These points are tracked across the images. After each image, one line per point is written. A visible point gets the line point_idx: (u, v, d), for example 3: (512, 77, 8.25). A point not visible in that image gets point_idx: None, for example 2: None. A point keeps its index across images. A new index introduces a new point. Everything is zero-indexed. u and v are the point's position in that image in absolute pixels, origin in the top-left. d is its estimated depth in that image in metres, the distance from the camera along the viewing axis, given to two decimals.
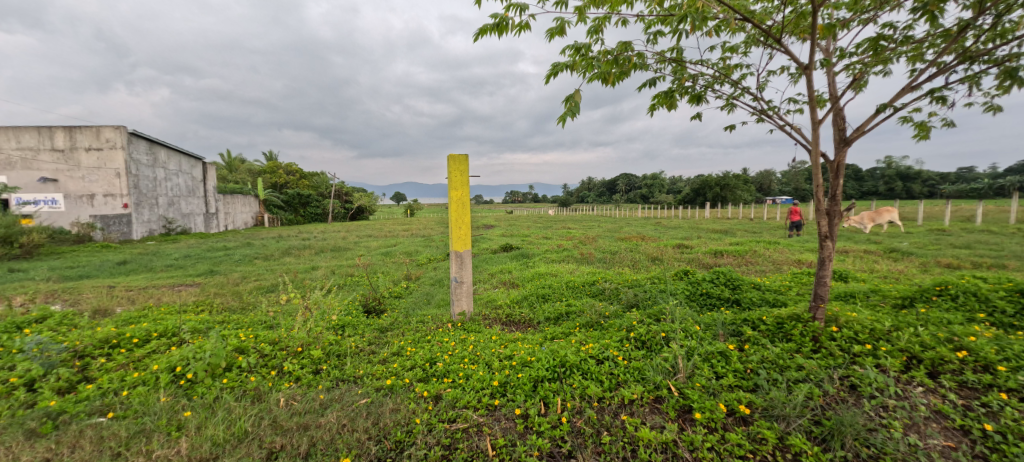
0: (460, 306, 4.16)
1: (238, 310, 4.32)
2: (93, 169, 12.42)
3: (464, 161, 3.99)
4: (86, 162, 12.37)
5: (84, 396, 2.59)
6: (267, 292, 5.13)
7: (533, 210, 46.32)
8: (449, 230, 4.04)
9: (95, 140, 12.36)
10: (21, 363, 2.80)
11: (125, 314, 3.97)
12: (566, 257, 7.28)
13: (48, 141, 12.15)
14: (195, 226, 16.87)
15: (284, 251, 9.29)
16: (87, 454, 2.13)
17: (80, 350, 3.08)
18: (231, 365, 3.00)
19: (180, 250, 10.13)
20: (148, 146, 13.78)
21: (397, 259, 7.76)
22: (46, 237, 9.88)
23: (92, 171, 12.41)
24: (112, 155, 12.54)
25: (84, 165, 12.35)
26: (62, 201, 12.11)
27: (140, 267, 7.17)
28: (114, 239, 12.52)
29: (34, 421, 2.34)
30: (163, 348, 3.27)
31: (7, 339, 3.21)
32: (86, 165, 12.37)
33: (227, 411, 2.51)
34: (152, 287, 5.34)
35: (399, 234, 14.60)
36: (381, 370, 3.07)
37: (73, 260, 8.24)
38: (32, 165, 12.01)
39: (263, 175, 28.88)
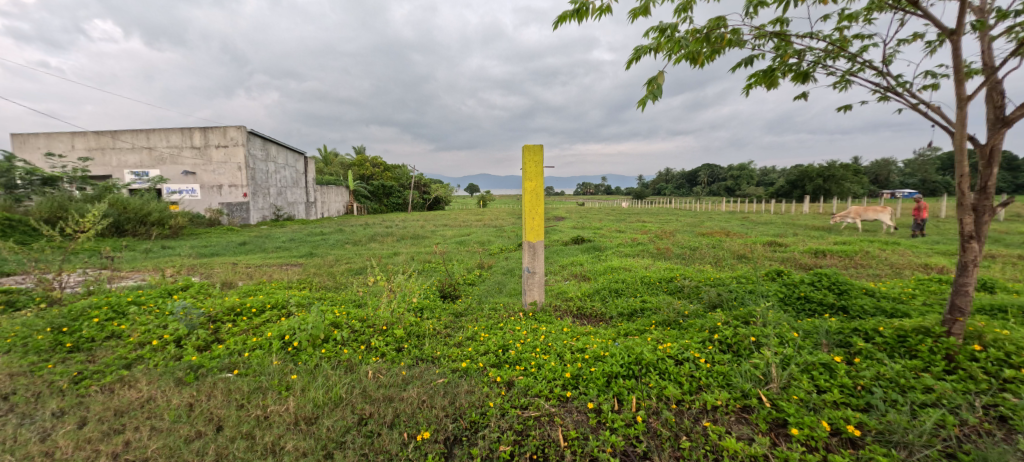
0: (531, 295, 4.17)
1: (333, 289, 4.80)
2: (221, 164, 14.63)
3: (539, 151, 3.96)
4: (216, 158, 14.60)
5: (217, 354, 3.08)
6: (356, 274, 5.63)
7: (605, 202, 44.98)
8: (523, 220, 4.05)
9: (222, 138, 14.51)
10: (172, 323, 3.41)
11: (245, 287, 4.61)
12: (640, 252, 6.97)
13: (189, 140, 14.49)
14: (297, 214, 19.11)
15: (371, 238, 10.10)
16: (220, 403, 2.55)
17: (213, 315, 3.65)
18: (328, 337, 3.34)
19: (286, 234, 11.56)
20: (261, 143, 15.84)
21: (471, 248, 8.02)
22: (187, 220, 11.88)
23: (220, 166, 14.62)
24: (235, 151, 14.60)
25: (214, 160, 14.60)
26: (198, 190, 14.59)
27: (255, 248, 8.28)
28: (237, 223, 14.59)
29: (183, 373, 2.86)
30: (275, 318, 3.74)
31: (163, 303, 3.95)
32: (216, 160, 14.60)
33: (325, 378, 2.81)
34: (265, 266, 6.14)
35: (472, 224, 15.11)
36: (456, 353, 3.20)
37: (207, 240, 9.80)
38: (177, 160, 14.47)
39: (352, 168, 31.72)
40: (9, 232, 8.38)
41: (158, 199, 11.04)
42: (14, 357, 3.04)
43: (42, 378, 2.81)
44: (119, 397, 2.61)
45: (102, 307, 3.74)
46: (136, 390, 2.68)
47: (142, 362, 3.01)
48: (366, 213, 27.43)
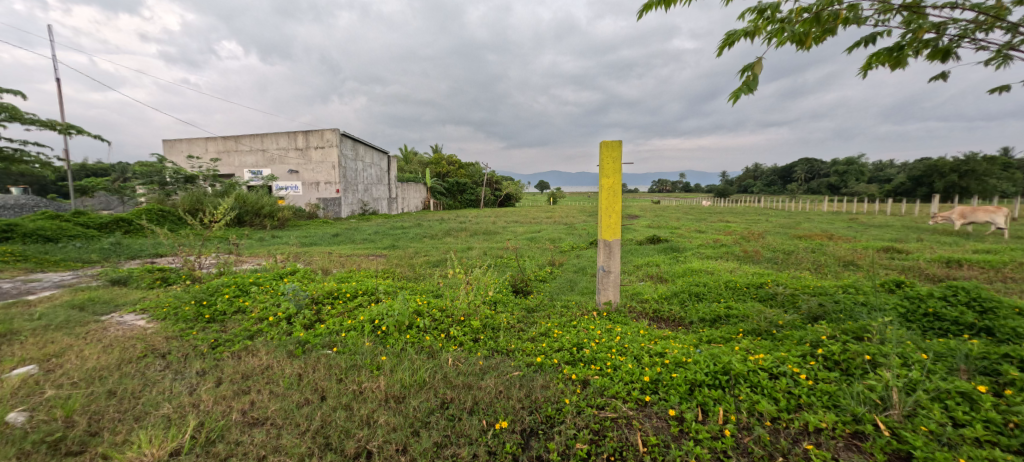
0: (605, 295, 4.08)
1: (414, 279, 5.14)
2: (319, 163, 16.36)
3: (617, 147, 3.85)
4: (315, 158, 16.35)
5: (319, 332, 3.47)
6: (433, 266, 5.95)
7: (681, 200, 42.37)
8: (598, 217, 3.97)
9: (320, 140, 16.19)
10: (284, 302, 3.91)
11: (339, 274, 5.13)
12: (724, 254, 6.47)
13: (293, 142, 16.37)
14: (380, 209, 20.71)
15: (446, 232, 10.61)
16: (322, 376, 2.88)
17: (316, 297, 4.12)
18: (412, 323, 3.59)
19: (370, 227, 12.59)
20: (351, 144, 17.40)
21: (541, 245, 8.06)
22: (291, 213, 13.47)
23: (318, 165, 16.36)
24: (330, 152, 16.23)
25: (313, 160, 16.37)
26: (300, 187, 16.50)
27: (346, 239, 9.14)
28: (331, 216, 16.22)
29: (294, 347, 3.28)
30: (365, 302, 4.11)
31: (276, 284, 4.54)
32: (315, 160, 16.36)
33: (410, 361, 3.02)
34: (355, 255, 6.76)
35: (542, 221, 15.15)
36: (530, 347, 3.25)
37: (307, 231, 11.04)
38: (283, 161, 16.48)
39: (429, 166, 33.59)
40: (163, 221, 10.23)
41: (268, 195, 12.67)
42: (170, 322, 3.71)
43: (189, 342, 3.39)
44: (245, 363, 3.07)
45: (230, 286, 4.39)
46: (257, 358, 3.13)
47: (261, 335, 3.50)
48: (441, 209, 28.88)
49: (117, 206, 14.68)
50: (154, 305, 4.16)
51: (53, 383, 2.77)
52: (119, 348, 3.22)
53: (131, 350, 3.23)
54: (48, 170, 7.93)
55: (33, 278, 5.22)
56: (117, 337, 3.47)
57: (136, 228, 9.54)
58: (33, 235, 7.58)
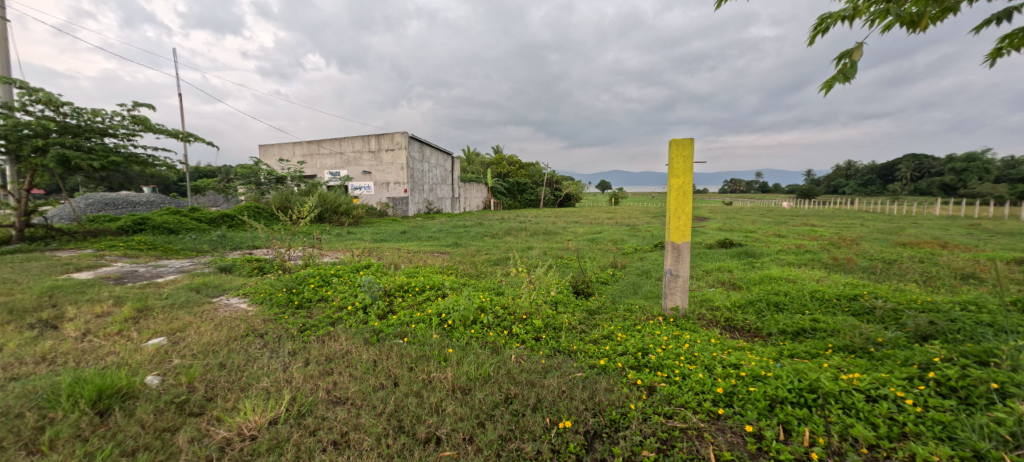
0: (673, 300, 3.91)
1: (476, 276, 5.30)
2: (389, 165, 17.45)
3: (689, 145, 3.67)
4: (386, 160, 17.48)
5: (392, 322, 3.72)
6: (495, 264, 6.10)
7: (755, 201, 39.15)
8: (667, 218, 3.82)
9: (391, 143, 17.25)
10: (360, 293, 4.25)
11: (408, 269, 5.44)
12: (810, 261, 5.88)
13: (366, 145, 17.64)
14: (444, 208, 21.59)
15: (506, 232, 10.78)
16: (395, 364, 3.09)
17: (388, 289, 4.42)
18: (476, 319, 3.72)
19: (435, 225, 13.16)
20: (419, 146, 18.34)
21: (603, 246, 7.90)
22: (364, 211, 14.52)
23: (389, 166, 17.46)
24: (400, 154, 17.24)
25: (385, 161, 17.51)
26: (372, 187, 17.76)
27: (413, 236, 9.67)
28: (400, 215, 17.27)
29: (370, 335, 3.55)
30: (433, 296, 4.33)
31: (353, 276, 4.94)
32: (386, 161, 17.49)
33: (475, 355, 3.14)
34: (421, 252, 7.13)
35: (603, 222, 14.83)
36: (593, 349, 3.22)
37: (377, 228, 11.82)
38: (358, 162, 17.84)
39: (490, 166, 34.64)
40: (259, 216, 11.55)
41: (344, 194, 13.76)
42: (266, 307, 4.19)
43: (282, 325, 3.81)
44: (328, 347, 3.38)
45: (315, 276, 4.86)
46: (339, 343, 3.43)
47: (341, 322, 3.84)
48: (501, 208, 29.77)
49: (224, 202, 16.80)
50: (253, 291, 4.72)
51: (179, 353, 3.27)
52: (227, 327, 3.71)
53: (236, 329, 3.69)
54: (172, 172, 9.31)
55: (163, 264, 6.17)
56: (225, 317, 3.99)
57: (237, 222, 10.89)
58: (161, 227, 8.98)
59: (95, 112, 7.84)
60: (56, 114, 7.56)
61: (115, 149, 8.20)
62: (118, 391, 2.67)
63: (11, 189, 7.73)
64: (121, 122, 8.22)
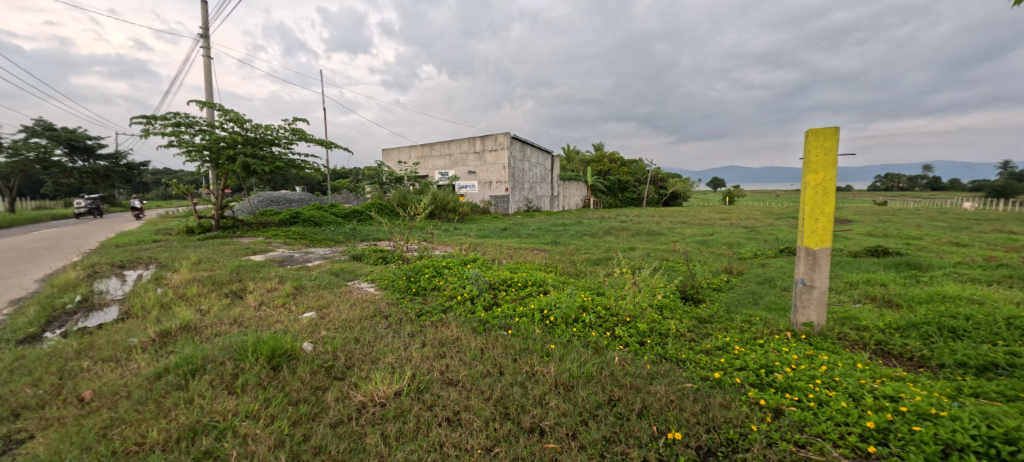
0: (805, 314, 3.43)
1: (575, 275, 5.32)
2: (492, 164, 18.43)
3: (834, 135, 3.16)
4: (490, 160, 18.50)
5: (497, 314, 3.96)
6: (594, 264, 6.03)
7: (920, 201, 31.74)
8: (800, 220, 3.37)
9: (494, 144, 18.16)
10: (468, 284, 4.59)
11: (510, 264, 5.68)
12: (1007, 278, 4.60)
13: (472, 147, 18.95)
14: (543, 206, 22.01)
15: (605, 231, 10.54)
16: (501, 353, 3.29)
17: (492, 283, 4.68)
18: (577, 317, 3.75)
19: (534, 223, 13.44)
20: (520, 146, 18.96)
21: (715, 249, 7.23)
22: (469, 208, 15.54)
23: (492, 166, 18.45)
24: (502, 154, 18.06)
25: (488, 161, 18.55)
26: (476, 186, 18.98)
27: (513, 233, 10.04)
28: (501, 212, 18.12)
29: (477, 325, 3.83)
30: (535, 292, 4.47)
31: (462, 269, 5.34)
32: (489, 161, 18.52)
33: (577, 353, 3.20)
34: (521, 248, 7.37)
35: (715, 223, 13.51)
36: (705, 360, 3.01)
37: (480, 225, 12.52)
38: (464, 163, 19.28)
39: (591, 164, 34.85)
40: (381, 212, 13.15)
41: (451, 192, 14.87)
42: (390, 292, 4.78)
43: (402, 309, 4.31)
44: (441, 332, 3.73)
45: (429, 267, 5.37)
46: (450, 329, 3.77)
47: (452, 310, 4.20)
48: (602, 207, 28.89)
49: (355, 200, 19.76)
50: (379, 277, 5.40)
51: (325, 326, 3.92)
52: (361, 308, 4.32)
53: (367, 310, 4.28)
54: (317, 175, 11.06)
55: (311, 252, 7.41)
56: (358, 299, 4.66)
57: (365, 217, 12.56)
58: (309, 220, 10.81)
59: (267, 126, 9.73)
60: (241, 130, 9.58)
61: (279, 156, 10.07)
62: (285, 352, 3.32)
63: (213, 189, 10.05)
64: (283, 134, 10.06)
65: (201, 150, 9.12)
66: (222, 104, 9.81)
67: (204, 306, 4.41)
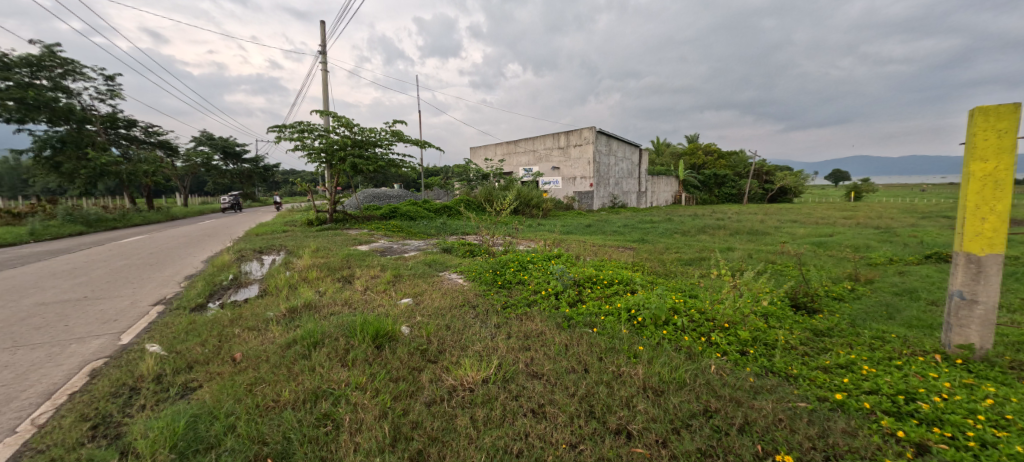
0: (962, 334, 2.81)
1: (663, 275, 5.05)
2: (577, 159, 18.65)
3: (1016, 113, 2.52)
4: (574, 154, 18.74)
5: (581, 311, 3.94)
6: (686, 265, 5.66)
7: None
8: (959, 220, 2.77)
9: (579, 138, 18.39)
10: (553, 280, 4.63)
11: (595, 262, 5.58)
12: None
13: (557, 142, 19.37)
14: (629, 202, 21.72)
15: (699, 229, 9.80)
16: (586, 350, 3.27)
17: (577, 280, 4.64)
18: (668, 320, 3.59)
19: (620, 219, 13.01)
20: (606, 140, 18.92)
21: (835, 253, 6.27)
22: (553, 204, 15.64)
23: (576, 161, 18.68)
24: (587, 148, 18.18)
25: (573, 156, 18.81)
26: (560, 182, 19.34)
27: (597, 230, 9.84)
28: (585, 208, 18.25)
29: (561, 320, 3.85)
30: (622, 291, 4.33)
31: (546, 264, 5.39)
32: (574, 156, 18.76)
33: (668, 358, 3.07)
34: (606, 245, 7.21)
35: (836, 222, 11.70)
36: (822, 378, 2.67)
37: (564, 221, 12.49)
38: (549, 159, 19.79)
39: (684, 158, 33.87)
40: (468, 207, 13.85)
41: (534, 188, 15.09)
42: (477, 284, 5.02)
43: (489, 300, 4.50)
44: (526, 325, 3.82)
45: (514, 261, 5.53)
46: (535, 323, 3.85)
47: (536, 304, 4.27)
48: (695, 203, 28.08)
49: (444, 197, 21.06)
50: (467, 269, 5.70)
51: (420, 312, 4.26)
52: (451, 297, 4.61)
53: (456, 299, 4.55)
54: (412, 173, 11.99)
55: (407, 243, 8.08)
56: (449, 289, 4.98)
57: (454, 212, 13.33)
58: (406, 215, 11.83)
59: (371, 130, 10.81)
60: (350, 133, 10.78)
61: (381, 156, 11.14)
62: (386, 333, 3.69)
63: (328, 187, 11.50)
64: (385, 136, 11.08)
65: (320, 153, 10.48)
66: (336, 112, 11.14)
67: (321, 288, 5.08)
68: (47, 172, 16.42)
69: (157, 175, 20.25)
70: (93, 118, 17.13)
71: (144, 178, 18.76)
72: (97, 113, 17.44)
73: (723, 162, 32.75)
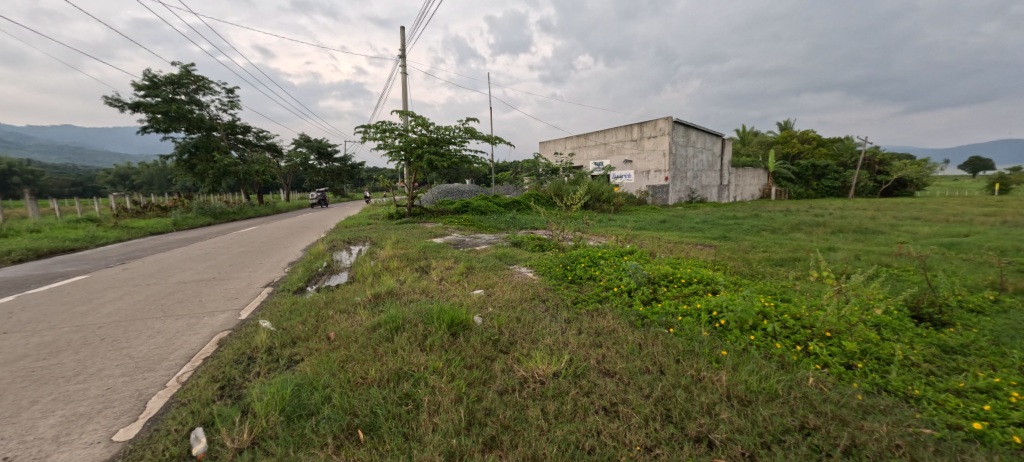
0: None
1: (750, 276, 4.64)
2: (651, 151, 18.25)
3: None
4: (648, 146, 18.37)
5: (656, 310, 3.77)
6: (776, 266, 5.16)
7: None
8: None
9: (654, 129, 17.99)
10: (626, 277, 4.49)
11: (671, 259, 5.30)
12: None
13: (630, 134, 19.05)
14: (709, 195, 20.90)
15: (792, 227, 8.83)
16: (662, 351, 3.13)
17: (652, 278, 4.45)
18: (756, 324, 3.30)
19: (699, 215, 12.22)
20: (683, 130, 18.23)
21: (973, 256, 5.28)
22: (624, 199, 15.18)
23: (650, 153, 18.28)
24: (662, 139, 17.70)
25: (646, 148, 18.44)
26: (633, 175, 19.10)
27: (673, 226, 9.32)
28: (659, 203, 17.85)
29: (635, 319, 3.73)
30: (702, 291, 4.07)
31: (618, 260, 5.25)
32: (648, 148, 18.39)
33: (756, 365, 2.83)
34: (683, 242, 6.83)
35: (974, 220, 9.85)
36: (954, 403, 2.28)
37: (637, 216, 12.08)
38: (620, 151, 19.58)
39: (777, 147, 31.42)
40: (538, 203, 13.96)
41: (605, 183, 14.76)
42: (547, 278, 5.04)
43: (559, 295, 4.51)
44: (597, 322, 3.75)
45: (585, 256, 5.45)
46: (607, 319, 3.76)
47: (608, 301, 4.18)
48: (787, 198, 26.19)
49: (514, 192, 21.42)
50: (536, 263, 5.76)
51: (491, 303, 4.39)
52: (521, 290, 4.69)
53: (526, 292, 4.62)
54: (482, 169, 12.32)
55: (479, 237, 8.35)
56: (519, 282, 5.07)
57: (523, 207, 13.49)
58: (477, 209, 12.27)
59: (446, 128, 11.32)
60: (427, 132, 11.39)
61: (454, 153, 11.63)
62: (461, 322, 3.87)
63: (406, 183, 12.29)
64: (458, 134, 11.52)
65: (399, 151, 11.22)
66: (415, 111, 11.82)
67: (401, 277, 5.46)
68: (186, 173, 19.64)
69: (266, 174, 23.21)
70: (218, 126, 20.08)
71: (255, 177, 21.61)
72: (221, 122, 20.41)
73: (824, 151, 29.66)
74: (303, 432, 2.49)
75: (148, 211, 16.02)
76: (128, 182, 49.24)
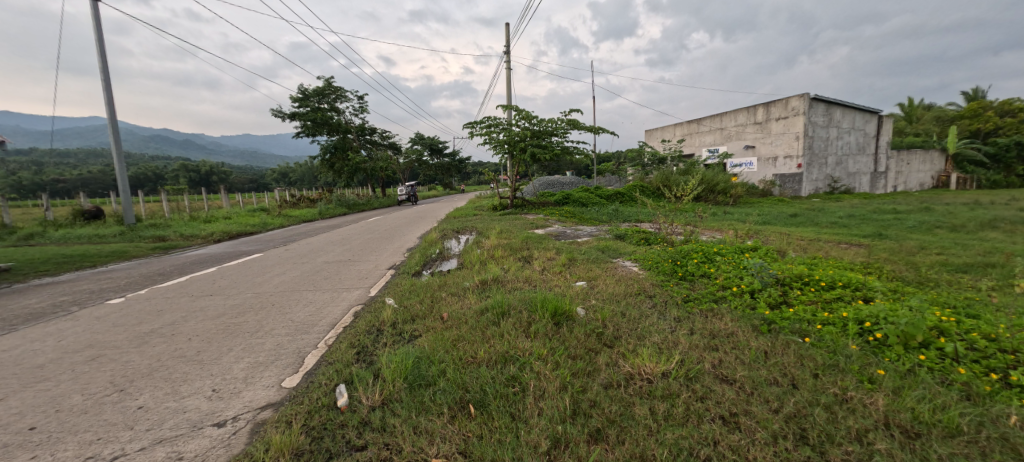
0: None
1: (917, 283, 3.80)
2: (779, 135, 16.04)
3: None
4: (775, 129, 16.17)
5: (788, 316, 3.33)
6: (957, 272, 4.13)
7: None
8: None
9: (784, 109, 15.74)
10: (748, 277, 4.05)
11: (805, 259, 4.61)
12: None
13: (752, 117, 16.92)
14: (858, 185, 17.62)
15: (982, 223, 6.95)
16: (794, 362, 2.76)
17: (781, 279, 3.94)
18: (929, 342, 2.71)
19: (843, 209, 10.33)
20: (824, 108, 15.58)
21: None
22: (744, 189, 13.59)
23: (779, 137, 16.07)
24: (795, 120, 15.41)
25: (773, 132, 16.25)
26: (755, 163, 16.97)
27: (807, 221, 8.05)
28: (787, 194, 15.70)
29: (759, 323, 3.34)
30: (848, 298, 3.47)
31: (739, 257, 4.74)
32: (775, 131, 16.19)
33: (927, 390, 2.34)
34: (822, 240, 5.86)
35: None
36: None
37: (761, 209, 10.73)
38: (740, 137, 17.52)
39: (960, 123, 24.91)
40: (642, 194, 13.29)
41: (721, 173, 13.41)
42: (655, 273, 4.80)
43: (667, 292, 4.26)
44: (713, 323, 3.46)
45: (698, 252, 5.04)
46: (724, 322, 3.45)
47: (725, 302, 3.82)
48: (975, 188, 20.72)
49: (617, 183, 20.60)
50: (642, 258, 5.51)
51: (594, 295, 4.35)
52: (625, 285, 4.54)
53: (631, 287, 4.47)
54: (584, 160, 12.14)
55: (580, 229, 8.29)
56: (623, 275, 4.93)
57: (626, 199, 13.01)
58: (578, 201, 12.19)
59: (548, 120, 11.43)
60: (530, 125, 11.64)
61: (556, 144, 11.67)
62: (564, 312, 3.91)
63: (509, 176, 12.74)
64: (560, 125, 11.54)
65: (503, 145, 11.68)
66: (518, 105, 12.15)
67: (505, 265, 5.72)
68: (328, 170, 23.21)
69: (387, 170, 26.19)
70: (351, 129, 23.25)
71: (378, 172, 24.50)
72: (354, 125, 23.62)
73: None
74: (422, 400, 2.78)
75: (301, 203, 19.38)
76: (286, 179, 59.90)
